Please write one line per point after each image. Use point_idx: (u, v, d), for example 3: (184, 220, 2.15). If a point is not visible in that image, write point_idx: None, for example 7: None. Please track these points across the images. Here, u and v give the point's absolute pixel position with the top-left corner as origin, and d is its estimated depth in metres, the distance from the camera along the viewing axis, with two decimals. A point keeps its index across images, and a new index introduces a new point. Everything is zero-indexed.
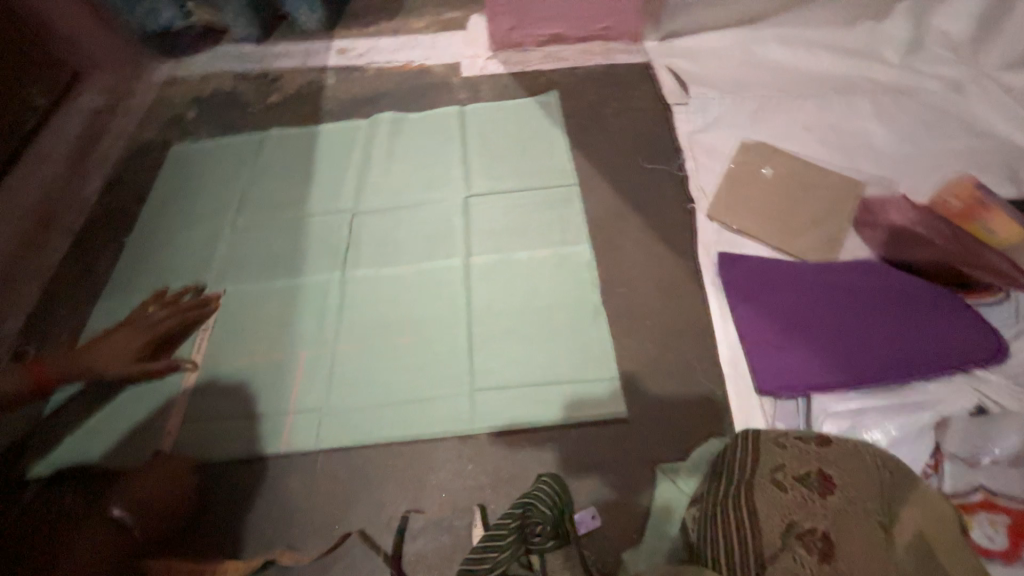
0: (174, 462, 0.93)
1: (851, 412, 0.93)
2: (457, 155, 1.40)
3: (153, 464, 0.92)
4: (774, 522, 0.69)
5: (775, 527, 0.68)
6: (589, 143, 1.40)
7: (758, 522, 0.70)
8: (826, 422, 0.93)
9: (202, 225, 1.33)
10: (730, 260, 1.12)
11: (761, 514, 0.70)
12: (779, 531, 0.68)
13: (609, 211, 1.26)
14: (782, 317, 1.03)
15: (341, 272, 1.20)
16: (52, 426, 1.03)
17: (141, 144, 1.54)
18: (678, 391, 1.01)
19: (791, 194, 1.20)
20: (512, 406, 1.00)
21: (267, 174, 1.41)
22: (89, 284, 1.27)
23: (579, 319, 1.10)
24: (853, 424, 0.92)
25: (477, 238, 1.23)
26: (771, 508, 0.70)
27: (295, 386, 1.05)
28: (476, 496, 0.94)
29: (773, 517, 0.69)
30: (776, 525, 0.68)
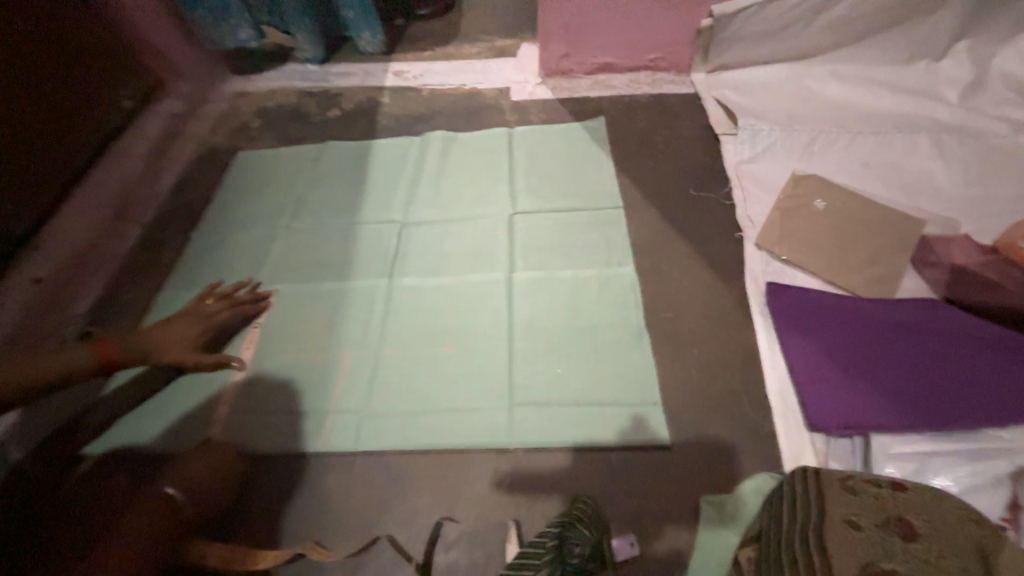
0: (219, 450, 0.96)
1: (917, 455, 0.89)
2: (506, 174, 1.44)
3: (200, 450, 0.95)
4: (850, 560, 0.69)
5: (850, 564, 0.68)
6: (636, 168, 1.43)
7: (832, 557, 0.70)
8: (887, 466, 0.88)
9: (261, 226, 1.40)
10: (780, 291, 1.10)
11: (836, 550, 0.70)
12: (855, 570, 0.67)
13: (654, 236, 1.27)
14: (835, 352, 1.00)
15: (389, 278, 1.24)
16: (109, 405, 1.08)
17: (210, 149, 1.65)
18: (722, 421, 0.99)
19: (844, 228, 1.19)
20: (551, 423, 1.00)
21: (324, 182, 1.48)
22: (155, 274, 1.35)
23: (621, 341, 1.09)
24: (920, 468, 0.87)
25: (522, 254, 1.25)
26: (844, 546, 0.70)
27: (339, 386, 1.08)
28: (511, 511, 0.94)
29: (848, 554, 0.69)
30: (851, 563, 0.68)
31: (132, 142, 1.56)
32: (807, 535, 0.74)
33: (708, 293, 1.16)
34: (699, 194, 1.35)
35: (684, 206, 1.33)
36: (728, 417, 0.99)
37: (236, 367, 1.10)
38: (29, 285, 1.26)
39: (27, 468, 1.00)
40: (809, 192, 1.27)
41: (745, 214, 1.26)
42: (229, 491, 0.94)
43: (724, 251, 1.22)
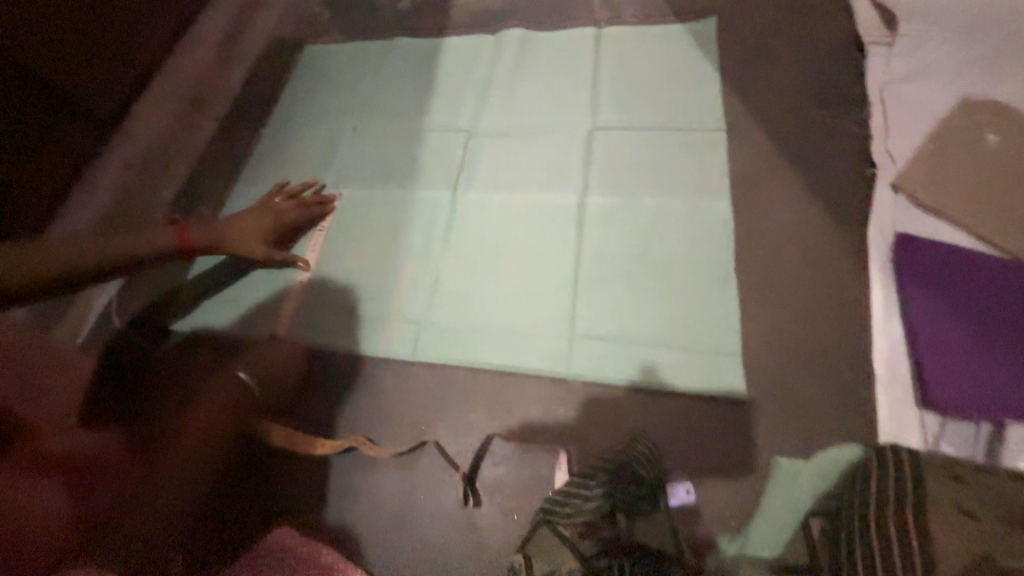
0: (287, 344, 1.04)
1: None
2: (589, 82, 1.26)
3: (272, 341, 1.05)
4: (961, 551, 0.61)
5: (965, 557, 0.60)
6: (749, 84, 1.20)
7: (943, 547, 0.61)
8: (1020, 459, 0.78)
9: (328, 127, 1.35)
10: (910, 244, 0.94)
11: (949, 540, 0.62)
12: (968, 564, 0.60)
13: (761, 170, 1.10)
14: (969, 323, 0.86)
15: (453, 191, 1.17)
16: (191, 289, 1.13)
17: (280, 40, 1.57)
18: (809, 385, 0.90)
19: (1013, 175, 0.98)
20: (614, 359, 0.94)
21: (391, 82, 1.38)
22: (230, 169, 1.36)
23: (705, 283, 0.98)
24: None
25: (599, 176, 1.12)
26: (959, 536, 0.62)
27: (399, 295, 1.06)
28: (563, 438, 0.92)
29: (962, 546, 0.61)
30: (965, 557, 0.60)
31: (205, 28, 1.51)
32: (905, 517, 0.65)
33: (816, 240, 1.01)
34: (822, 121, 1.13)
35: (800, 136, 1.12)
36: (819, 381, 0.90)
37: (301, 267, 1.12)
38: (117, 168, 1.29)
39: (124, 334, 1.08)
40: (978, 124, 1.04)
41: (883, 145, 1.06)
42: (294, 387, 1.01)
43: (845, 195, 1.05)
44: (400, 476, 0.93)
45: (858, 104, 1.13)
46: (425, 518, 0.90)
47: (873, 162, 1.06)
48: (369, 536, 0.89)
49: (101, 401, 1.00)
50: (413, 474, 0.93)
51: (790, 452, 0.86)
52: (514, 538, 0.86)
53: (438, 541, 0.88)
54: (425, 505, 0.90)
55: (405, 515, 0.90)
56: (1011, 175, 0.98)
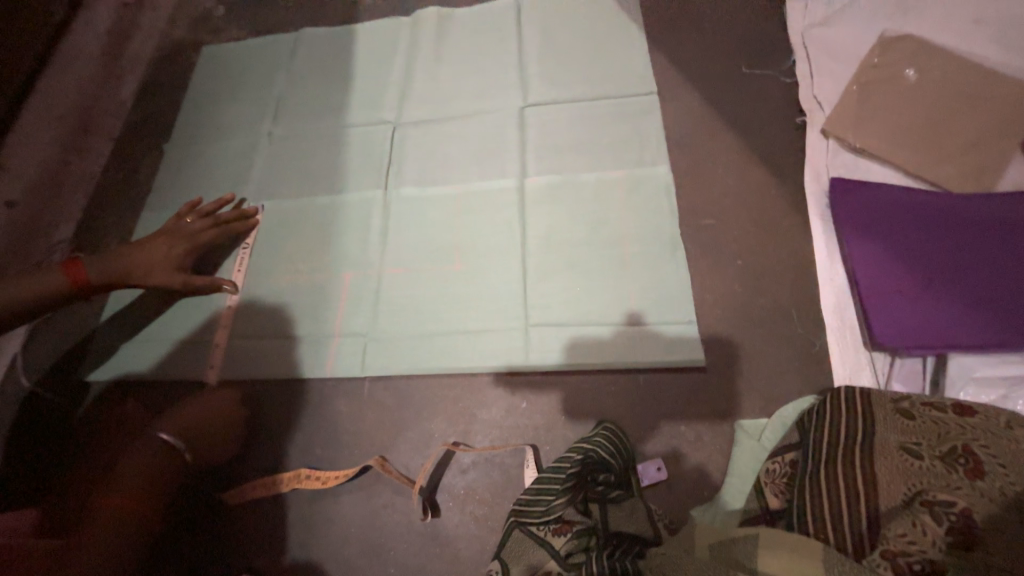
0: (221, 394, 0.94)
1: (1002, 380, 0.80)
2: (514, 57, 1.19)
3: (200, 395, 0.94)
4: (896, 487, 0.60)
5: (899, 493, 0.60)
6: (677, 46, 1.18)
7: (876, 483, 0.61)
8: (967, 388, 0.81)
9: (239, 135, 1.22)
10: (848, 187, 0.95)
11: (884, 478, 0.62)
12: (901, 498, 0.59)
13: (698, 132, 1.08)
14: (909, 259, 0.88)
15: (385, 189, 1.09)
16: (104, 336, 1.01)
17: (173, 44, 1.41)
18: (763, 340, 0.91)
19: (934, 110, 0.99)
20: (573, 345, 0.91)
21: (303, 78, 1.26)
22: (135, 194, 1.22)
23: (654, 254, 0.95)
24: (1001, 395, 0.80)
25: (537, 156, 1.07)
26: (895, 473, 0.61)
27: (339, 309, 0.99)
28: (529, 435, 0.89)
29: (898, 482, 0.61)
30: (898, 492, 0.60)
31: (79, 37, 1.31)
32: (841, 458, 0.65)
33: (757, 196, 1.01)
34: (753, 74, 1.13)
35: (733, 92, 1.12)
36: (775, 336, 0.91)
37: (229, 291, 1.01)
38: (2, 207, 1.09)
39: (38, 394, 0.97)
40: (899, 60, 1.05)
41: (812, 93, 1.07)
42: (233, 437, 0.92)
43: (782, 147, 1.06)
44: (364, 501, 0.88)
45: (786, 54, 1.14)
46: (396, 540, 0.85)
47: (804, 111, 1.07)
48: (339, 569, 0.84)
49: (16, 474, 0.90)
50: (377, 497, 0.88)
51: (753, 413, 0.87)
52: (491, 544, 0.83)
53: (413, 562, 0.84)
54: (394, 526, 0.86)
55: (375, 541, 0.85)
56: (934, 108, 1.00)
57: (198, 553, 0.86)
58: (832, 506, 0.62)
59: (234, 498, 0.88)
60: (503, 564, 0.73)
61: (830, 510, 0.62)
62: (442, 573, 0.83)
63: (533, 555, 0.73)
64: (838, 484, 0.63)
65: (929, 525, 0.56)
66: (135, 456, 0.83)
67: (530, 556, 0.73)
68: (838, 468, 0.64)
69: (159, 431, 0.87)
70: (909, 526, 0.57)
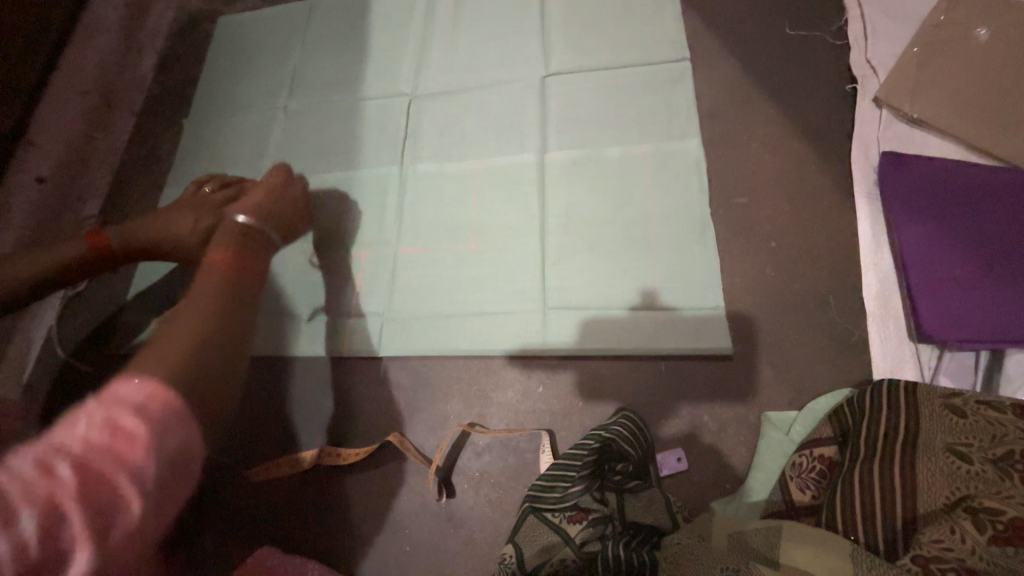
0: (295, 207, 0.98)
1: None
2: (536, 22, 1.12)
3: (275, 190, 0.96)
4: (937, 490, 0.55)
5: (940, 497, 0.54)
6: (715, 8, 1.08)
7: (915, 486, 0.56)
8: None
9: (255, 108, 1.20)
10: (900, 163, 0.88)
11: (924, 479, 0.56)
12: (942, 503, 0.54)
13: (735, 102, 1.00)
14: (965, 242, 0.81)
15: (401, 165, 1.06)
16: (134, 312, 1.03)
17: (190, 14, 1.38)
18: (796, 328, 0.86)
19: (1007, 73, 0.89)
20: (592, 328, 0.88)
21: (318, 48, 1.22)
22: (156, 170, 1.22)
23: (681, 235, 0.90)
24: None
25: (558, 129, 1.01)
26: (937, 475, 0.56)
27: (356, 287, 0.98)
28: (545, 420, 0.88)
29: (939, 486, 0.55)
30: (939, 497, 0.54)
31: None
32: (881, 456, 0.60)
33: (798, 173, 0.94)
34: (798, 37, 1.03)
35: (775, 57, 1.02)
36: (809, 325, 0.86)
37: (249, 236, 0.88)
38: (32, 184, 1.08)
39: (74, 365, 1.01)
40: (968, 18, 0.94)
41: (864, 58, 0.97)
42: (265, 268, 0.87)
43: (828, 117, 0.97)
44: (381, 479, 0.89)
45: (838, 14, 1.03)
46: (411, 519, 0.86)
47: (854, 78, 0.98)
48: (357, 544, 0.86)
49: None
50: (393, 475, 0.89)
51: (781, 404, 0.83)
52: (505, 527, 0.84)
53: (428, 540, 0.85)
54: (410, 505, 0.87)
55: (391, 518, 0.87)
56: (1008, 73, 0.89)
57: (222, 523, 0.90)
58: (865, 503, 0.57)
59: (252, 476, 0.91)
60: (516, 548, 0.72)
61: (864, 508, 0.57)
62: (456, 553, 0.84)
63: (546, 540, 0.72)
64: (872, 482, 0.58)
65: (969, 533, 0.50)
66: (204, 276, 0.79)
67: (544, 541, 0.72)
68: (873, 467, 0.59)
69: (237, 215, 0.90)
70: (945, 530, 0.51)
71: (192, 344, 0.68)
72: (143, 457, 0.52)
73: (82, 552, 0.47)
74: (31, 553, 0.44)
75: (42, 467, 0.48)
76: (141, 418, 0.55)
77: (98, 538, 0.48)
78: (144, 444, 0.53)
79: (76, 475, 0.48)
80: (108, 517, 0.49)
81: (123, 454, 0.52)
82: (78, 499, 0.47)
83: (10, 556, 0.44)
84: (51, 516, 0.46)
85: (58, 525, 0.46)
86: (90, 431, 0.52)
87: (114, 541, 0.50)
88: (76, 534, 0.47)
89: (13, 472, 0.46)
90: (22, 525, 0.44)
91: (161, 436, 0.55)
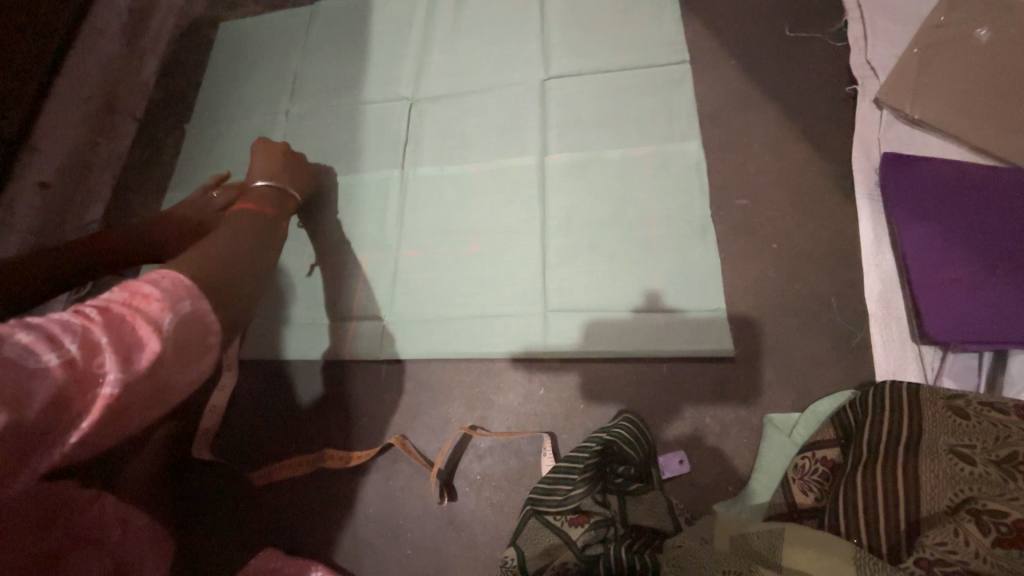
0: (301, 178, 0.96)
1: None
2: (536, 25, 1.12)
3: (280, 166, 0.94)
4: (940, 493, 0.55)
5: (943, 499, 0.54)
6: (716, 10, 1.08)
7: (918, 488, 0.56)
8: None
9: (257, 112, 1.21)
10: (900, 164, 0.87)
11: (927, 481, 0.56)
12: (945, 505, 0.54)
13: (735, 103, 1.00)
14: (967, 243, 0.80)
15: (402, 168, 1.06)
16: None
17: (192, 20, 1.39)
18: (798, 329, 0.86)
19: (1008, 74, 0.89)
20: (593, 331, 0.88)
21: (319, 52, 1.23)
22: (158, 174, 1.22)
23: (682, 237, 0.90)
24: None
25: (559, 131, 1.01)
26: (940, 478, 0.56)
27: (357, 290, 0.98)
28: (546, 422, 0.88)
29: (942, 488, 0.55)
30: (942, 500, 0.54)
31: None
32: (883, 458, 0.60)
33: (799, 174, 0.94)
34: (798, 39, 1.03)
35: (775, 59, 1.02)
36: (811, 326, 0.86)
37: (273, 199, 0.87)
38: (35, 189, 1.08)
39: None
40: (969, 19, 0.94)
41: (864, 59, 0.98)
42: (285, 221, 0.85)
43: (828, 118, 0.97)
44: (383, 482, 0.89)
45: (837, 15, 1.03)
46: (413, 522, 0.86)
47: (855, 79, 0.98)
48: (359, 547, 0.86)
49: None
50: (395, 478, 0.89)
51: (783, 406, 0.83)
52: (506, 530, 0.83)
53: (429, 543, 0.85)
54: (412, 508, 0.87)
55: (393, 521, 0.87)
56: (1009, 73, 0.89)
57: (224, 527, 0.90)
58: (867, 505, 0.57)
59: (256, 480, 0.90)
60: (518, 551, 0.73)
61: (866, 510, 0.57)
62: (458, 556, 0.83)
63: (548, 542, 0.72)
64: (874, 483, 0.58)
65: (972, 535, 0.49)
66: (237, 213, 0.77)
67: (545, 544, 0.72)
68: (876, 470, 0.59)
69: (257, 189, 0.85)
70: (948, 533, 0.51)
71: (243, 267, 0.64)
72: (161, 311, 0.47)
73: (109, 387, 0.44)
74: (65, 374, 0.42)
75: (71, 314, 0.45)
76: (167, 288, 0.49)
77: (124, 367, 0.44)
78: (161, 300, 0.48)
79: (102, 321, 0.45)
80: (131, 351, 0.45)
81: (143, 307, 0.47)
82: (106, 339, 0.44)
83: (37, 404, 0.40)
84: (78, 361, 0.43)
85: (90, 374, 0.43)
86: (112, 295, 0.47)
87: (135, 382, 0.45)
88: (105, 364, 0.44)
89: (34, 323, 0.43)
90: (48, 356, 0.41)
91: (183, 294, 0.50)
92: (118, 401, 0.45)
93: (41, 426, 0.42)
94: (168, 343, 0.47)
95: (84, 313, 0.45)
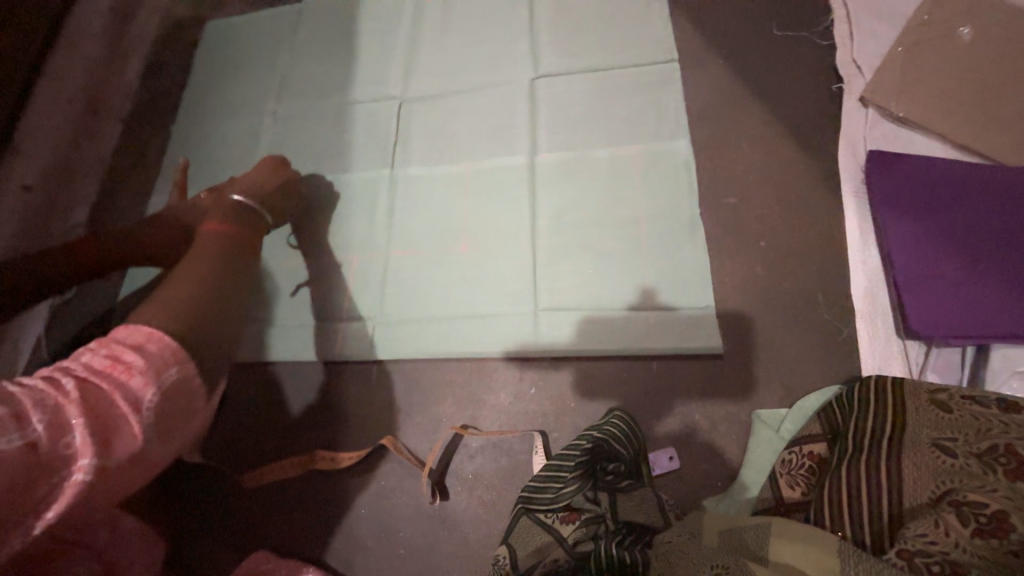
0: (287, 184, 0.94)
1: None
2: (525, 24, 1.12)
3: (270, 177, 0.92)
4: (923, 486, 0.55)
5: (926, 492, 0.55)
6: (705, 9, 1.09)
7: (902, 482, 0.57)
8: (1010, 381, 0.75)
9: (245, 112, 1.20)
10: (885, 161, 0.88)
11: (910, 474, 0.57)
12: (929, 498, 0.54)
13: (723, 101, 1.01)
14: (950, 239, 0.81)
15: (391, 168, 1.05)
16: (122, 318, 1.02)
17: (178, 19, 1.37)
18: (786, 326, 0.86)
19: (989, 71, 0.90)
20: (585, 329, 0.88)
21: (307, 52, 1.22)
22: (143, 175, 1.21)
23: (670, 235, 0.90)
24: None
25: (548, 130, 1.01)
26: (922, 471, 0.56)
27: (347, 291, 0.98)
28: (538, 421, 0.88)
29: (925, 481, 0.56)
30: (925, 493, 0.55)
31: None
32: (868, 454, 0.61)
33: (786, 172, 0.95)
34: (785, 37, 1.04)
35: (762, 58, 1.03)
36: (799, 323, 0.86)
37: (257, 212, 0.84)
38: (18, 193, 1.07)
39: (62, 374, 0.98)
40: (952, 18, 0.95)
41: (850, 57, 0.99)
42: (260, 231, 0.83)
43: (814, 116, 0.98)
44: (375, 483, 0.89)
45: (823, 14, 1.04)
46: (405, 522, 0.86)
47: (840, 77, 0.99)
48: (350, 548, 0.86)
49: None
50: (387, 479, 0.89)
51: (771, 402, 0.83)
52: (499, 529, 0.84)
53: (422, 543, 0.85)
54: (403, 508, 0.87)
55: (385, 522, 0.87)
56: (991, 72, 0.90)
57: (215, 531, 0.89)
58: (852, 499, 0.58)
59: (247, 482, 0.90)
60: (510, 549, 0.73)
61: (851, 504, 0.58)
62: (450, 556, 0.84)
63: (539, 540, 0.72)
64: (860, 476, 0.59)
65: (954, 526, 0.50)
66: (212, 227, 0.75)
67: (537, 543, 0.72)
68: (861, 465, 0.60)
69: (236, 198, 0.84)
70: (929, 524, 0.51)
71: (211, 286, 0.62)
72: (142, 385, 0.47)
73: (80, 471, 0.43)
74: (28, 460, 0.41)
75: (46, 385, 0.45)
76: (151, 355, 0.49)
77: (100, 453, 0.44)
78: (143, 372, 0.48)
79: (77, 395, 0.45)
80: (109, 427, 0.45)
81: (125, 379, 0.47)
82: (81, 418, 0.44)
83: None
84: (44, 442, 0.42)
85: (57, 457, 0.43)
86: (95, 360, 0.48)
87: (109, 464, 0.45)
88: (76, 445, 0.43)
89: (12, 395, 0.43)
90: (12, 437, 0.41)
91: (168, 360, 0.50)
92: (87, 487, 0.44)
93: (3, 517, 0.41)
94: (149, 419, 0.47)
95: (61, 383, 0.45)
